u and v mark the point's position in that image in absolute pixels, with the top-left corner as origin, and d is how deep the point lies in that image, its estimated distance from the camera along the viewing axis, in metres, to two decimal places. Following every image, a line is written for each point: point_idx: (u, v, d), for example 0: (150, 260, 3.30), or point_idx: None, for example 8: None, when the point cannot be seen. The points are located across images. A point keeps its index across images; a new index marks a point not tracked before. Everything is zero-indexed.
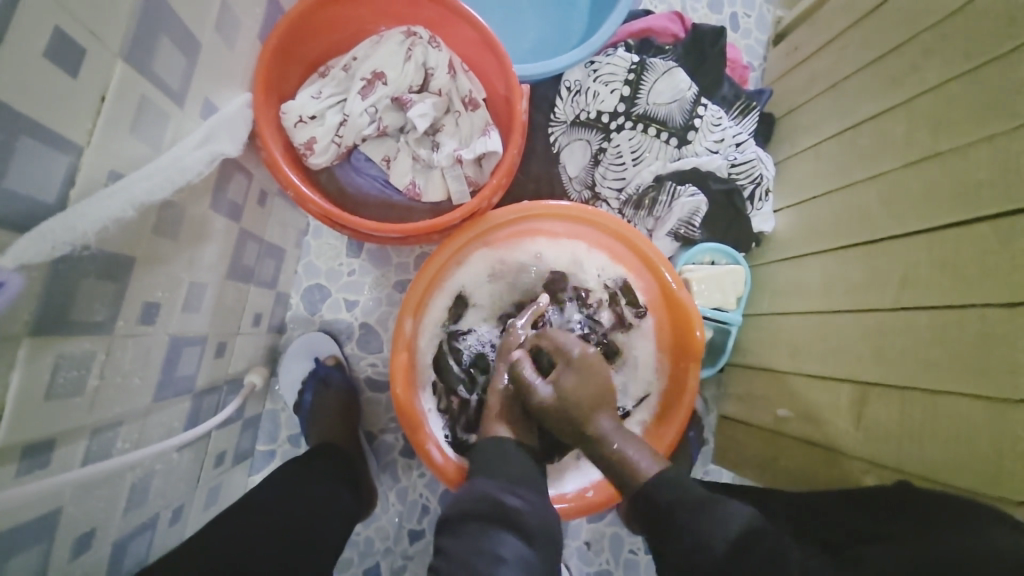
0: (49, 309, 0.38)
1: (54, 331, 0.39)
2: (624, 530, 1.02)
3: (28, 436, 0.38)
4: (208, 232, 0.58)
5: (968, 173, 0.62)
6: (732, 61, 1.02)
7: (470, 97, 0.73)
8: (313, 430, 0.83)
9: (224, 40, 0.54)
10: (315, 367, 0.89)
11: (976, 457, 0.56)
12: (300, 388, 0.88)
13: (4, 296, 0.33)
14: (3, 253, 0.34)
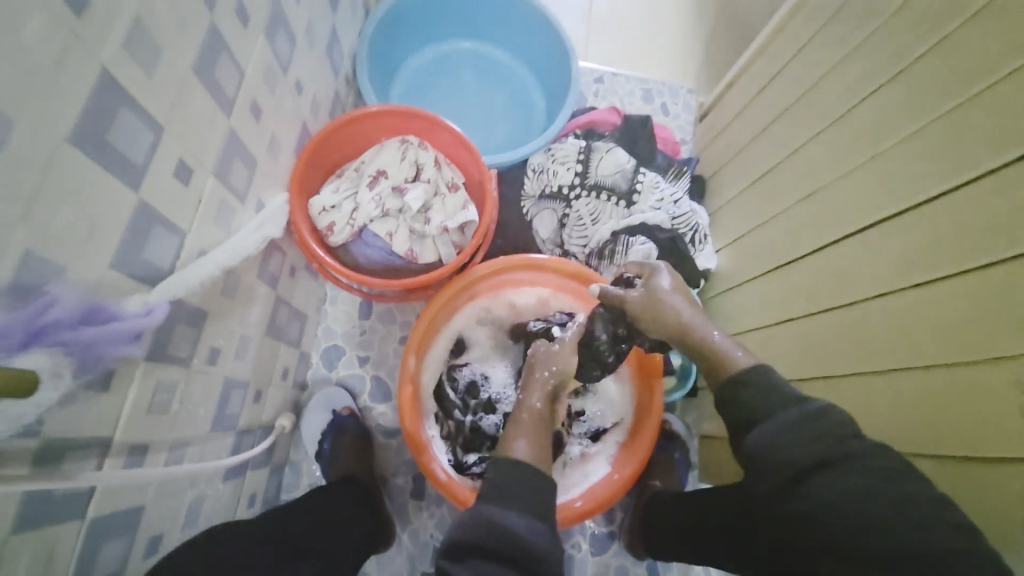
0: (158, 343, 0.53)
1: (159, 361, 0.54)
2: (629, 561, 1.06)
3: (134, 439, 0.52)
4: (254, 296, 0.75)
5: (835, 202, 0.80)
6: (663, 138, 1.27)
7: (452, 182, 0.94)
8: (333, 472, 0.93)
9: (272, 157, 0.75)
10: (332, 418, 1.01)
11: (893, 424, 0.65)
12: (320, 436, 0.99)
13: (152, 318, 0.48)
14: (150, 293, 0.50)
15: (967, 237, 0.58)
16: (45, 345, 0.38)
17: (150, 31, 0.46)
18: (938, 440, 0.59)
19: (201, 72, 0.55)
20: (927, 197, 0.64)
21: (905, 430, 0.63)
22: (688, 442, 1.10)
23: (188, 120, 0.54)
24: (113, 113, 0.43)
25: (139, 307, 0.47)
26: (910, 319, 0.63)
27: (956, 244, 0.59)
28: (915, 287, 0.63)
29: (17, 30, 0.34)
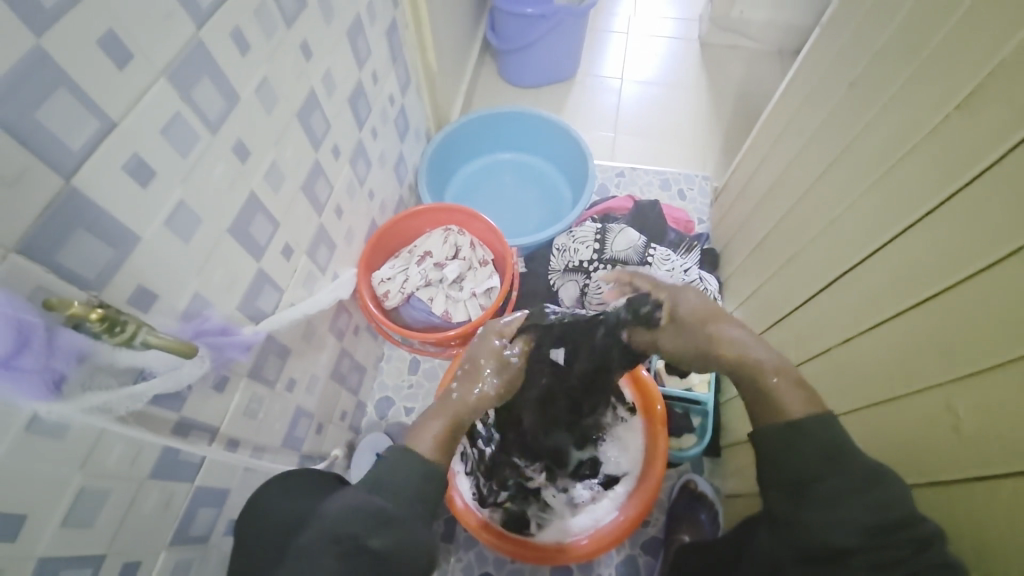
0: (257, 366, 0.76)
1: (256, 379, 0.76)
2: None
3: (232, 434, 0.73)
4: (324, 344, 0.99)
5: (806, 263, 0.90)
6: (676, 218, 1.44)
7: (483, 258, 1.18)
8: None
9: (347, 243, 1.04)
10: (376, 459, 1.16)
11: (870, 459, 0.68)
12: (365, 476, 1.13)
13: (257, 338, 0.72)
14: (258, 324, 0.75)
15: (897, 283, 0.66)
16: (201, 340, 0.62)
17: (279, 167, 0.76)
18: (905, 471, 0.62)
19: (306, 189, 0.85)
20: (868, 251, 0.73)
21: (880, 465, 0.66)
22: (713, 503, 1.09)
23: (295, 218, 0.82)
24: (254, 214, 0.71)
25: (251, 332, 0.71)
26: (866, 359, 0.70)
27: (891, 288, 0.67)
28: (869, 329, 0.70)
29: (214, 174, 0.63)
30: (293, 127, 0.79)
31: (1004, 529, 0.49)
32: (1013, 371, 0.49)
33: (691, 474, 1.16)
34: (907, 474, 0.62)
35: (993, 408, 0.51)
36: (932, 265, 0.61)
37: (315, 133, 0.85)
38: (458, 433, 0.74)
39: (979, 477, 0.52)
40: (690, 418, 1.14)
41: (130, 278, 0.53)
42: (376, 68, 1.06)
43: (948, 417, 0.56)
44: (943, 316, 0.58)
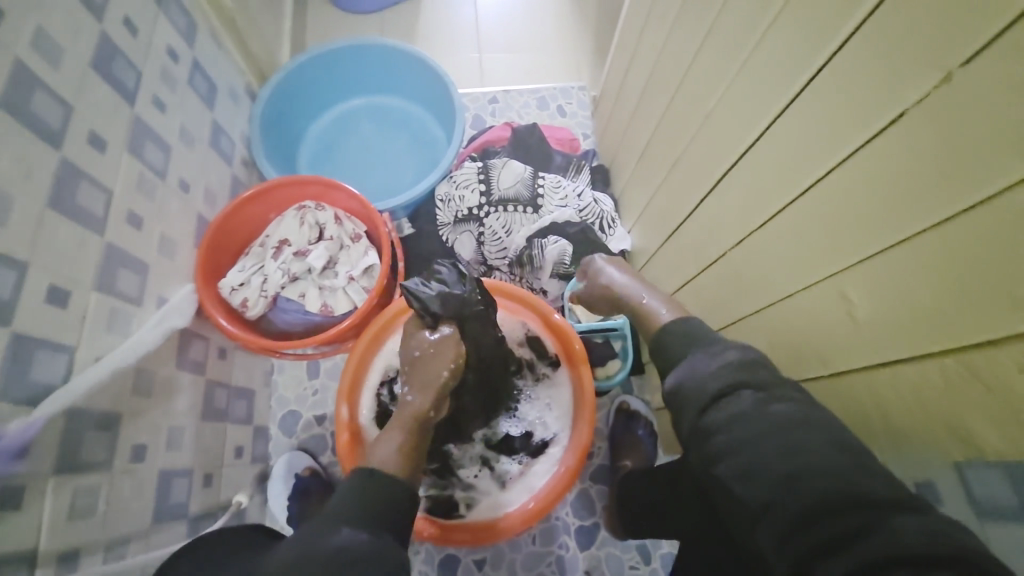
0: (65, 459, 0.58)
1: (71, 472, 0.59)
2: (616, 548, 1.06)
3: (62, 548, 0.57)
4: (176, 387, 0.81)
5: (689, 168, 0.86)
6: (559, 139, 1.34)
7: (354, 233, 1.01)
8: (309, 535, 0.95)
9: (167, 256, 0.82)
10: (295, 482, 1.03)
11: (781, 356, 0.68)
12: (287, 502, 1.02)
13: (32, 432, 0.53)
14: (34, 410, 0.54)
15: (776, 175, 0.62)
16: None
17: None
18: (817, 364, 0.62)
19: (60, 202, 0.61)
20: (746, 145, 0.68)
21: (793, 360, 0.66)
22: (647, 418, 1.12)
23: (55, 251, 0.60)
24: None
25: (18, 428, 0.52)
26: (761, 260, 0.68)
27: (773, 182, 0.63)
28: (758, 228, 0.67)
29: None
30: None
31: (910, 406, 0.50)
32: (901, 253, 0.47)
33: (624, 395, 1.17)
34: (818, 366, 0.62)
35: (886, 294, 0.50)
36: (808, 151, 0.56)
37: (44, 122, 0.60)
38: (419, 438, 0.72)
39: (879, 362, 0.52)
40: (612, 343, 1.13)
41: None
42: (128, 13, 0.78)
43: (842, 306, 0.55)
44: (825, 205, 0.55)
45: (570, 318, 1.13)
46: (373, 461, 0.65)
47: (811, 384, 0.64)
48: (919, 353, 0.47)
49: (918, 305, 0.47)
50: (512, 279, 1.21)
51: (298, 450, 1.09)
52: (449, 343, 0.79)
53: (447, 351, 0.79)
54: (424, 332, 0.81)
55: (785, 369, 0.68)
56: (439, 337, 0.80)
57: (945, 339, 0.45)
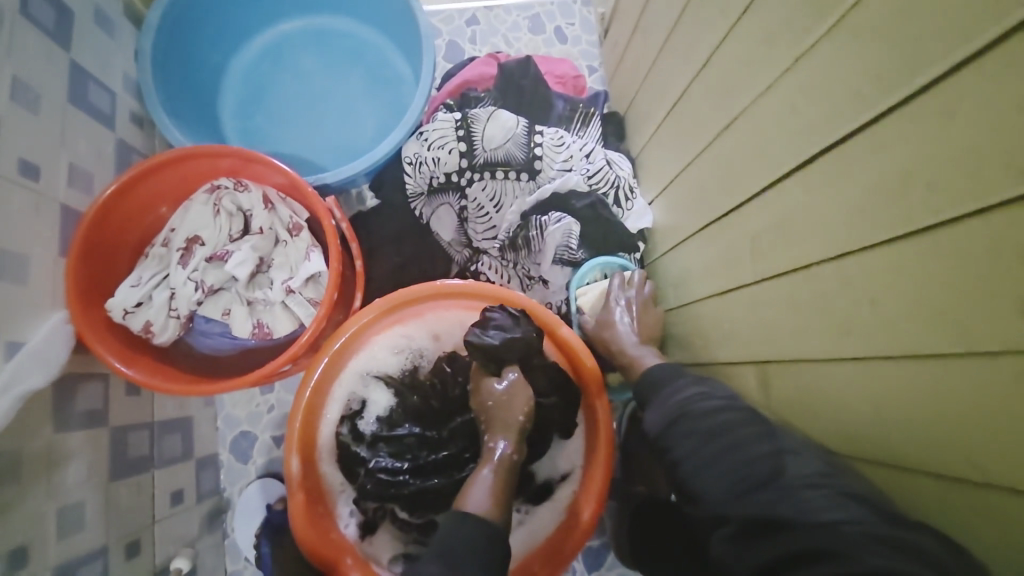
0: None
1: None
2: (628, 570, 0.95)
3: None
4: (62, 455, 0.61)
5: (756, 135, 0.62)
6: (561, 76, 1.04)
7: (292, 222, 0.75)
8: None
9: (12, 282, 0.57)
10: (266, 516, 0.88)
11: (874, 422, 0.49)
12: (256, 539, 0.86)
13: None
14: None
15: (942, 169, 0.39)
16: None
17: None
18: (947, 457, 0.42)
19: None
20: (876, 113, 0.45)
21: (899, 438, 0.47)
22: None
23: None
24: None
25: None
26: (874, 294, 0.46)
27: (931, 179, 0.40)
28: (882, 243, 0.45)
29: None
30: None
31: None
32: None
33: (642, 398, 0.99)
34: (952, 461, 0.42)
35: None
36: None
37: None
38: (513, 489, 0.61)
39: None
40: None
41: None
42: None
43: None
44: None
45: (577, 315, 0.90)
46: (469, 509, 0.56)
47: (915, 481, 0.46)
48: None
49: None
50: (503, 266, 0.97)
51: (271, 476, 0.92)
52: (521, 391, 0.66)
53: (521, 397, 0.65)
54: (491, 380, 0.67)
55: (872, 445, 0.50)
56: (510, 381, 0.67)
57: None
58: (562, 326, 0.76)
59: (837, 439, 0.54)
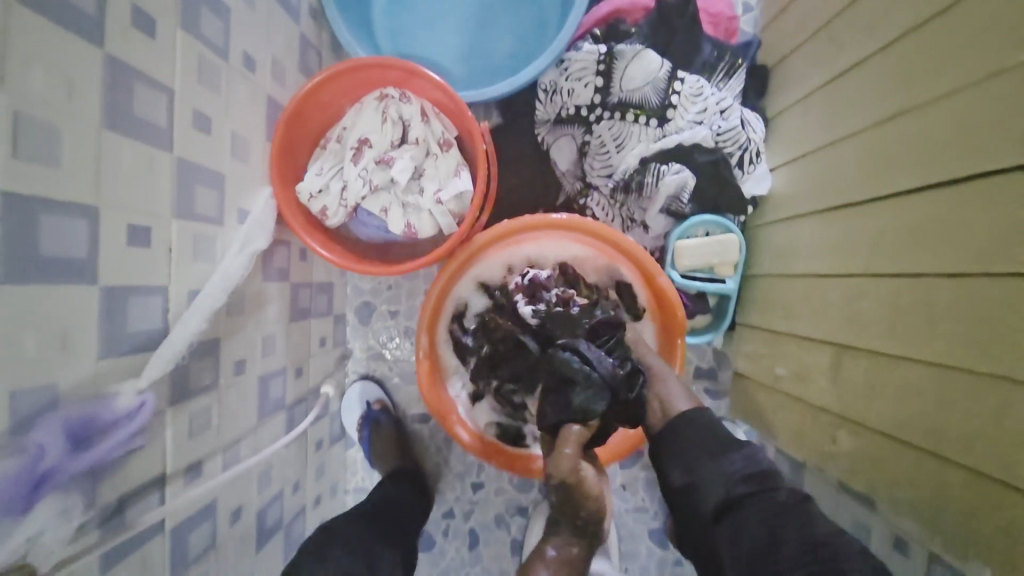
0: (177, 390, 0.60)
1: (182, 401, 0.61)
2: None
3: (185, 462, 0.62)
4: (265, 297, 0.79)
5: (923, 137, 0.62)
6: (715, 15, 0.99)
7: (444, 138, 0.85)
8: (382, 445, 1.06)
9: (241, 159, 0.71)
10: (366, 411, 1.10)
11: (937, 420, 0.59)
12: (358, 426, 1.10)
13: (147, 406, 0.53)
14: (143, 377, 0.53)
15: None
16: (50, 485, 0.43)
17: (34, 120, 0.41)
18: (989, 458, 0.53)
19: (117, 119, 0.50)
20: None
21: (953, 437, 0.57)
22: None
23: (124, 183, 0.51)
24: (36, 222, 0.42)
25: (133, 401, 0.51)
26: (988, 319, 0.53)
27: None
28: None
29: None
30: (18, 17, 0.39)
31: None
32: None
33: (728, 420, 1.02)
34: (991, 462, 0.53)
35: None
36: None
37: (78, 9, 0.45)
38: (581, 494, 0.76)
39: None
40: (708, 298, 1.00)
41: None
42: None
43: None
44: None
45: (670, 266, 0.96)
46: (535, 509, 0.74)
47: (947, 467, 0.58)
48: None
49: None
50: (611, 206, 1.02)
51: (369, 378, 1.14)
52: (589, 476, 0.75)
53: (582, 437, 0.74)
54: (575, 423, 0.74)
55: (931, 431, 0.60)
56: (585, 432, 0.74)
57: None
58: (660, 274, 0.84)
59: (896, 424, 0.64)
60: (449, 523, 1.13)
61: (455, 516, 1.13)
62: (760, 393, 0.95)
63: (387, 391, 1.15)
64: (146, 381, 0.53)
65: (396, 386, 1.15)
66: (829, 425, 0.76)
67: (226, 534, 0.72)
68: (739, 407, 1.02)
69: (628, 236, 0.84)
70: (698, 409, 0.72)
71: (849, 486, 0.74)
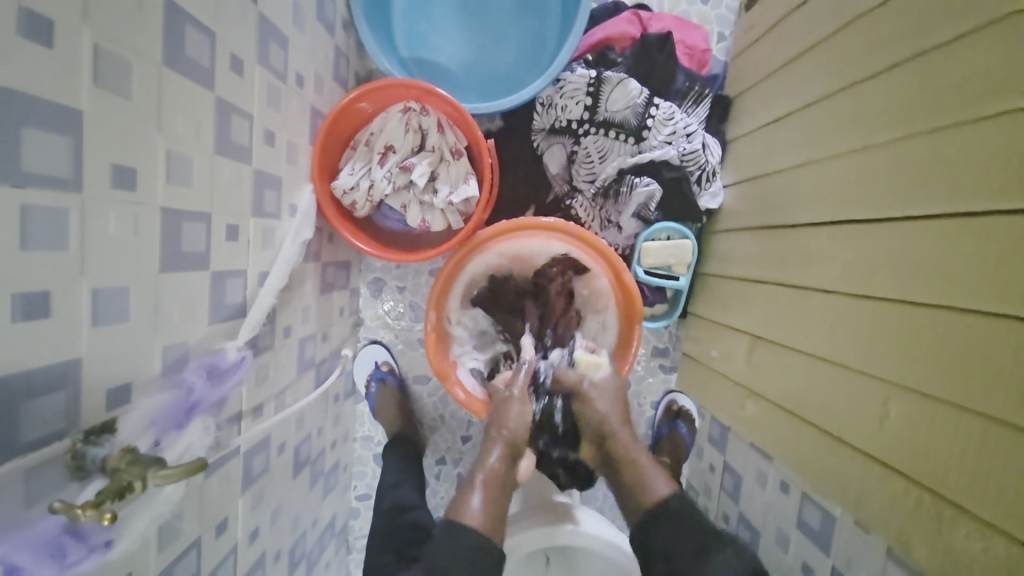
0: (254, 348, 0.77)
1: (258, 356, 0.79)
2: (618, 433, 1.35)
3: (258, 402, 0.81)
4: (305, 275, 0.96)
5: (816, 185, 0.83)
6: (690, 49, 1.16)
7: (456, 148, 1.01)
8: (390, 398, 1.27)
9: (292, 163, 0.87)
10: (375, 370, 1.31)
11: (803, 392, 0.82)
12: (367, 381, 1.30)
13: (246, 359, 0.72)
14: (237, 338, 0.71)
15: (905, 273, 0.65)
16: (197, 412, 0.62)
17: (178, 153, 0.57)
18: (827, 419, 0.77)
19: (220, 145, 0.65)
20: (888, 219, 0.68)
21: (811, 405, 0.80)
22: (693, 417, 1.21)
23: (223, 192, 0.67)
24: (178, 227, 0.59)
25: (236, 353, 0.70)
26: (837, 324, 0.76)
27: (893, 274, 0.67)
28: (858, 297, 0.72)
29: (110, 231, 0.49)
30: (168, 79, 0.55)
31: (876, 497, 0.68)
32: (953, 413, 0.58)
33: (675, 392, 1.26)
34: (828, 421, 0.76)
35: (920, 424, 0.62)
36: (954, 280, 0.59)
37: (199, 65, 0.60)
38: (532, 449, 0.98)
39: (879, 460, 0.68)
40: (665, 290, 1.22)
41: (98, 394, 0.49)
42: None
43: (881, 409, 0.67)
44: (934, 339, 0.61)
45: (636, 263, 1.17)
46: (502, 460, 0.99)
47: (804, 426, 0.82)
48: (912, 475, 0.63)
49: (932, 449, 0.61)
50: (592, 206, 1.20)
51: (378, 343, 1.34)
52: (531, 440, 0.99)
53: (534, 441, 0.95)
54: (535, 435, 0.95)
55: (797, 400, 0.83)
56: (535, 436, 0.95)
57: (942, 481, 0.59)
58: (626, 271, 1.03)
59: (779, 394, 0.88)
60: (442, 467, 1.36)
61: (447, 460, 1.36)
62: (699, 369, 1.18)
63: (393, 355, 1.34)
64: (242, 341, 0.72)
65: (400, 351, 1.35)
66: (741, 394, 1.00)
67: (276, 462, 0.90)
68: (685, 379, 1.25)
69: (600, 238, 1.03)
70: (677, 492, 0.87)
71: (754, 443, 0.97)
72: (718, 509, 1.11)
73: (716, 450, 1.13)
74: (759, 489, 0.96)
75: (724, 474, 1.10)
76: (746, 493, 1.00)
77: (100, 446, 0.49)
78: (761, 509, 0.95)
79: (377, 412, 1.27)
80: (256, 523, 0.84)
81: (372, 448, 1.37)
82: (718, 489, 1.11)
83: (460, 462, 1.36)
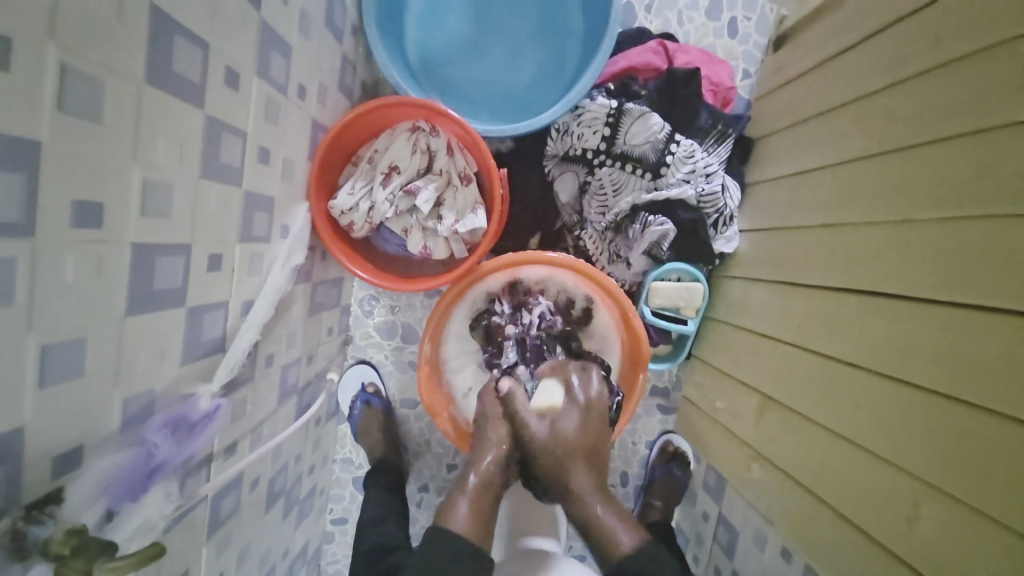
0: (233, 383, 0.71)
1: (236, 391, 0.72)
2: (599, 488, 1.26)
3: (234, 438, 0.74)
4: (293, 298, 0.89)
5: (845, 252, 0.79)
6: (715, 85, 1.11)
7: (465, 173, 0.95)
8: (375, 424, 1.20)
9: (288, 180, 0.80)
10: (361, 392, 1.24)
11: (818, 470, 0.78)
12: (352, 402, 1.24)
13: (222, 412, 0.66)
14: (213, 381, 0.65)
15: (942, 364, 0.61)
16: (158, 472, 0.55)
17: (156, 181, 0.51)
18: (846, 505, 0.72)
19: (208, 171, 0.59)
20: (930, 301, 0.64)
21: (828, 485, 0.76)
22: (689, 461, 1.16)
23: (210, 220, 0.60)
24: (151, 263, 0.52)
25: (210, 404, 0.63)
26: (861, 403, 0.72)
27: (931, 364, 0.63)
28: (889, 379, 0.68)
29: (68, 276, 0.43)
30: (150, 99, 0.49)
31: None
32: (987, 526, 0.55)
33: (671, 434, 1.22)
34: (847, 508, 0.72)
35: (950, 533, 0.59)
36: (1001, 381, 0.55)
37: (190, 82, 0.54)
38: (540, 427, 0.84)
39: (901, 562, 0.64)
40: (670, 331, 1.17)
41: (40, 464, 0.43)
42: None
43: (908, 507, 0.64)
44: (975, 443, 0.57)
45: (644, 302, 1.12)
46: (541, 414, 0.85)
47: (819, 506, 0.77)
48: None
49: (967, 562, 0.56)
50: (602, 240, 1.15)
51: (366, 364, 1.27)
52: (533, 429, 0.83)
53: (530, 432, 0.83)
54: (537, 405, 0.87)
55: (812, 473, 0.79)
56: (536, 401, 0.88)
57: None
58: (635, 315, 0.98)
59: (790, 464, 0.84)
60: (424, 495, 1.30)
61: (430, 489, 1.30)
62: (701, 419, 1.14)
63: (381, 375, 1.28)
64: (217, 385, 0.65)
65: (389, 372, 1.28)
66: (747, 454, 0.96)
67: (248, 500, 0.83)
68: (686, 425, 1.20)
69: (612, 276, 0.97)
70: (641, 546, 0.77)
71: (754, 504, 0.92)
72: (710, 559, 1.06)
73: (711, 499, 1.08)
74: (756, 551, 0.91)
75: (718, 526, 1.04)
76: (742, 552, 0.95)
77: (44, 524, 0.43)
78: (758, 571, 0.90)
79: (361, 436, 1.20)
80: (221, 568, 0.77)
81: (352, 471, 1.31)
82: (710, 539, 1.07)
83: (443, 491, 1.30)
